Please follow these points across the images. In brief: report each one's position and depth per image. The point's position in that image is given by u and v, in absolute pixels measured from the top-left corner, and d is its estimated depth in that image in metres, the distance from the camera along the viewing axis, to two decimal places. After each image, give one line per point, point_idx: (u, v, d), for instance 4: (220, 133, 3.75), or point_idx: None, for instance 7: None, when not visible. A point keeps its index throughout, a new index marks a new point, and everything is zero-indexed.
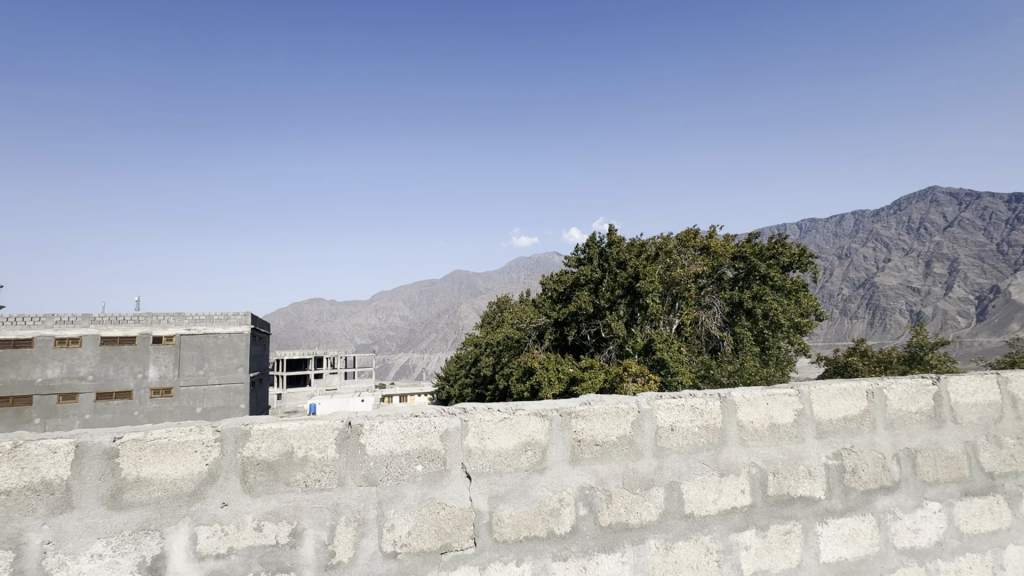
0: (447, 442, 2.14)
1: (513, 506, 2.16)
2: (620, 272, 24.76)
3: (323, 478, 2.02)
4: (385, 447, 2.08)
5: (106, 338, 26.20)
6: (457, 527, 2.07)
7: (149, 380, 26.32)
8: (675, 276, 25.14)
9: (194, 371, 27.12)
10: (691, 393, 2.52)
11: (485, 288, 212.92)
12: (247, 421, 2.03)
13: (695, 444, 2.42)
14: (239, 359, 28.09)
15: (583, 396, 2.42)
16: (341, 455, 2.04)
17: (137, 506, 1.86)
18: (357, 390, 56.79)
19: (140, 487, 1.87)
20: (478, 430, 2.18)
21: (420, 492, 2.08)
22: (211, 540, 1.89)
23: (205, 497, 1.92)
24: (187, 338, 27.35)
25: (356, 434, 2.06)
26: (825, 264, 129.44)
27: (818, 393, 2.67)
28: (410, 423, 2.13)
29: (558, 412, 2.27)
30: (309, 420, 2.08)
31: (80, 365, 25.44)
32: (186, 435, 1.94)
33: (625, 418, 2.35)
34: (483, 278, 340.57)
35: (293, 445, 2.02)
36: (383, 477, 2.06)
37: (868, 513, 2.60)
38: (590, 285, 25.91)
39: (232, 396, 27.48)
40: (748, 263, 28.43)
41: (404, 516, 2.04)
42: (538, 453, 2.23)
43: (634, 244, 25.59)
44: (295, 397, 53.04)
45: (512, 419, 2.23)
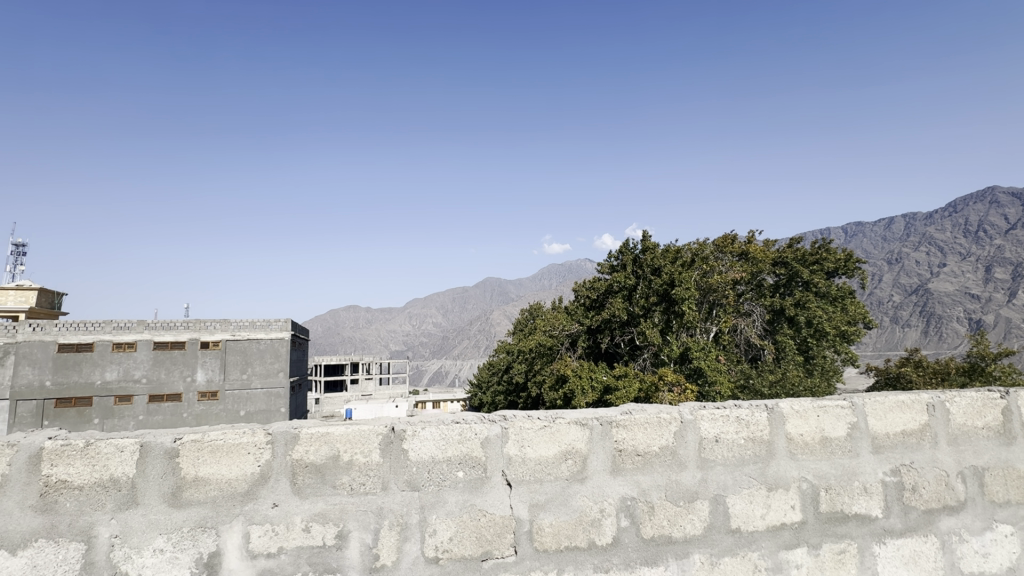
0: (488, 448, 2.15)
1: (553, 515, 2.14)
2: (654, 279, 24.36)
3: (368, 482, 2.06)
4: (427, 453, 2.11)
5: (158, 342, 27.47)
6: (498, 535, 2.08)
7: (197, 384, 27.61)
8: (712, 283, 24.56)
9: (238, 375, 28.29)
10: (735, 403, 2.45)
11: (517, 296, 213.04)
12: (296, 425, 2.11)
13: (740, 456, 2.35)
14: (280, 365, 29.20)
15: (624, 406, 2.38)
16: (386, 460, 2.09)
17: (195, 504, 1.95)
18: (392, 396, 57.74)
19: (198, 486, 1.97)
20: (518, 438, 2.18)
21: (462, 498, 2.10)
22: (262, 539, 1.96)
23: (258, 498, 1.99)
24: (233, 343, 28.55)
25: (399, 439, 2.10)
26: (873, 270, 123.33)
27: (873, 406, 2.55)
28: (452, 430, 2.15)
29: (598, 421, 2.26)
30: (354, 424, 2.14)
31: (135, 368, 26.85)
32: (240, 437, 2.03)
33: (667, 428, 2.30)
34: (515, 286, 341.30)
35: (339, 448, 2.08)
36: (426, 482, 2.09)
37: (930, 534, 2.45)
38: (623, 292, 25.53)
39: (274, 399, 28.77)
40: (789, 269, 27.44)
41: (445, 521, 2.06)
42: (578, 462, 2.21)
43: (669, 251, 25.20)
44: (332, 402, 54.35)
45: (552, 427, 2.23)
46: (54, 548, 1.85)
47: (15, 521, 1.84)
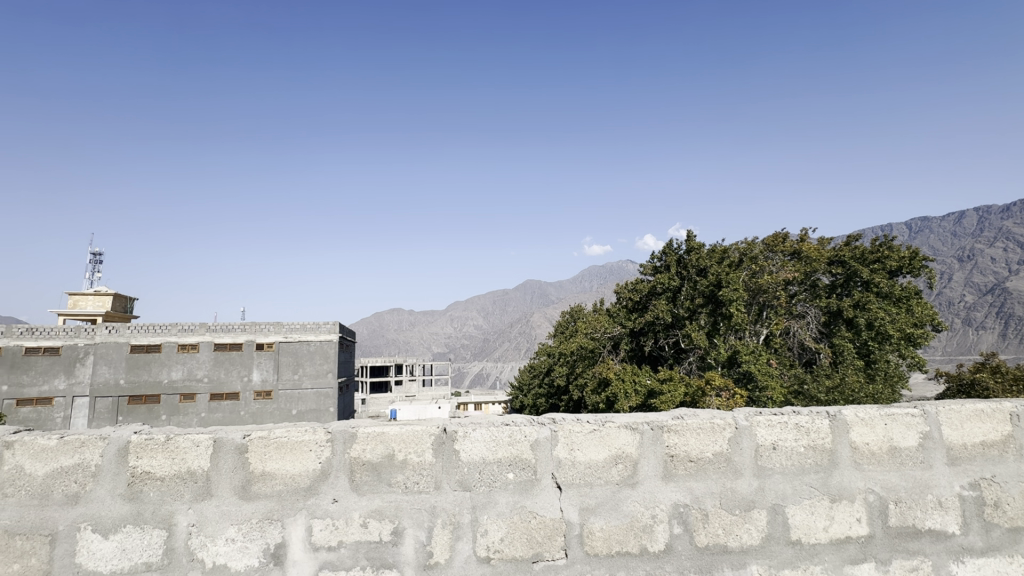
0: (538, 451, 2.17)
1: (604, 519, 2.13)
2: (700, 280, 23.70)
3: (421, 480, 2.12)
4: (478, 454, 2.15)
5: (218, 344, 29.13)
6: (548, 538, 2.09)
7: (253, 384, 29.10)
8: (762, 284, 23.69)
9: (290, 375, 29.67)
10: (794, 410, 2.36)
11: (557, 298, 212.13)
12: (354, 424, 2.20)
13: (801, 465, 2.26)
14: (328, 366, 30.37)
15: (676, 411, 2.34)
16: (438, 460, 2.14)
17: (263, 496, 2.07)
18: (434, 397, 58.77)
19: (266, 480, 2.09)
20: (567, 441, 2.19)
21: (512, 500, 2.12)
22: (324, 533, 2.05)
23: (319, 492, 2.09)
24: (285, 345, 29.96)
25: (450, 440, 2.15)
26: (941, 267, 114.82)
27: (948, 415, 2.38)
28: (502, 432, 2.18)
29: (649, 426, 2.22)
30: (407, 425, 2.21)
31: (198, 368, 28.58)
32: (303, 435, 2.14)
33: (721, 435, 2.24)
34: (556, 288, 340.16)
35: (394, 447, 2.15)
36: (477, 482, 2.13)
37: (1016, 555, 2.27)
38: (667, 293, 25.06)
39: (323, 399, 29.94)
40: (847, 269, 25.99)
41: (497, 522, 2.09)
42: (629, 467, 2.19)
43: (715, 251, 24.52)
44: (377, 402, 55.87)
45: (601, 431, 2.21)
46: (140, 534, 2.00)
47: (108, 508, 2.01)
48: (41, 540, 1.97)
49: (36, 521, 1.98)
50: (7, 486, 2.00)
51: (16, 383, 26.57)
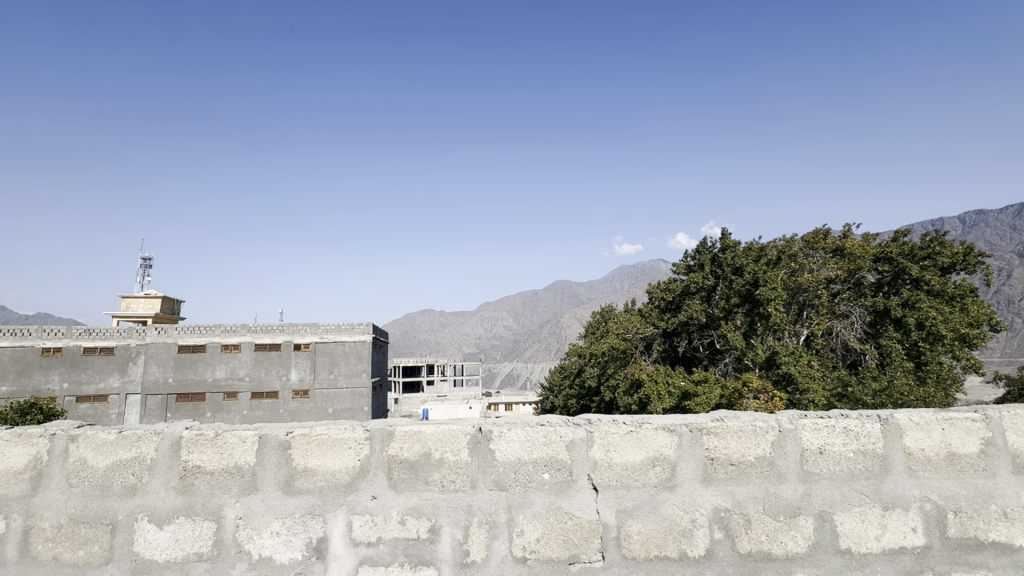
0: (573, 451, 2.15)
1: (642, 522, 2.10)
2: (736, 278, 23.11)
3: (457, 479, 2.14)
4: (513, 454, 2.15)
5: (259, 345, 30.22)
6: (585, 540, 2.07)
7: (291, 383, 30.08)
8: (802, 282, 22.93)
9: (326, 375, 30.54)
10: (842, 413, 2.26)
11: (588, 299, 210.51)
12: (391, 423, 2.24)
13: (850, 471, 2.16)
14: (362, 366, 31.08)
15: (715, 413, 2.28)
16: (473, 459, 2.16)
17: (305, 492, 2.13)
18: (466, 397, 59.26)
19: (307, 477, 2.15)
20: (603, 442, 2.16)
21: (548, 500, 2.11)
22: (363, 529, 2.09)
23: (359, 489, 2.14)
24: (321, 345, 30.88)
25: (486, 440, 2.16)
26: (1000, 264, 107.81)
27: (1012, 420, 2.24)
28: (537, 432, 2.17)
29: (687, 428, 2.18)
30: (443, 424, 2.23)
31: (240, 367, 29.74)
32: (342, 432, 2.19)
33: (764, 437, 2.17)
34: (586, 288, 337.75)
35: (430, 446, 2.18)
36: (512, 482, 2.13)
37: None
38: (701, 293, 24.56)
39: (358, 399, 30.65)
40: (895, 265, 24.71)
41: (532, 522, 2.09)
42: (667, 469, 2.15)
43: (751, 249, 23.92)
44: (410, 402, 56.74)
45: (638, 433, 2.18)
46: (191, 526, 2.09)
47: (162, 499, 2.12)
48: (102, 529, 2.08)
49: (98, 510, 2.10)
50: (71, 477, 2.12)
51: (75, 381, 28.15)
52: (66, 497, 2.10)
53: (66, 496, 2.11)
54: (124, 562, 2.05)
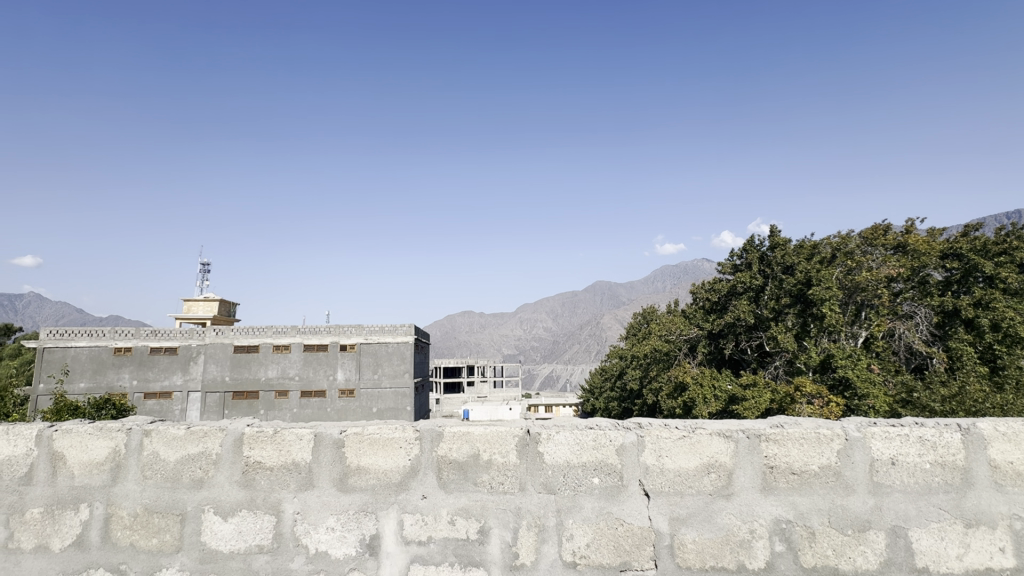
0: (624, 456, 2.10)
1: (696, 531, 2.02)
2: (787, 278, 22.17)
3: (506, 481, 2.14)
4: (562, 456, 2.13)
5: (308, 345, 31.46)
6: (637, 546, 2.02)
7: (338, 382, 31.18)
8: (859, 281, 21.73)
9: (370, 375, 31.45)
10: (916, 421, 2.11)
11: (628, 300, 207.15)
12: (439, 424, 2.27)
13: (926, 484, 2.01)
14: (405, 366, 31.85)
15: (774, 419, 2.18)
16: (522, 462, 2.15)
17: (358, 489, 2.19)
18: (506, 398, 59.57)
19: (360, 475, 2.20)
20: (655, 447, 2.10)
21: (598, 505, 2.07)
22: (414, 527, 2.12)
23: (409, 488, 2.17)
24: (366, 346, 31.90)
25: (534, 442, 2.15)
26: None
27: None
28: (586, 435, 2.14)
29: (745, 434, 2.09)
30: (492, 425, 2.24)
31: (290, 367, 31.05)
32: (393, 432, 2.24)
33: (829, 445, 2.05)
34: (626, 289, 332.61)
35: (479, 447, 2.18)
36: (561, 486, 2.11)
37: None
38: (749, 293, 23.72)
39: (401, 398, 31.40)
40: (965, 262, 22.88)
41: (582, 527, 2.06)
42: (723, 477, 2.06)
43: (803, 246, 22.94)
44: (451, 402, 57.58)
45: (692, 437, 2.11)
46: (253, 519, 2.19)
47: (226, 493, 2.22)
48: (173, 519, 2.21)
49: (170, 501, 2.23)
50: (146, 470, 2.26)
51: (143, 378, 30.09)
52: (141, 488, 2.24)
53: (141, 487, 2.25)
54: (192, 551, 2.17)
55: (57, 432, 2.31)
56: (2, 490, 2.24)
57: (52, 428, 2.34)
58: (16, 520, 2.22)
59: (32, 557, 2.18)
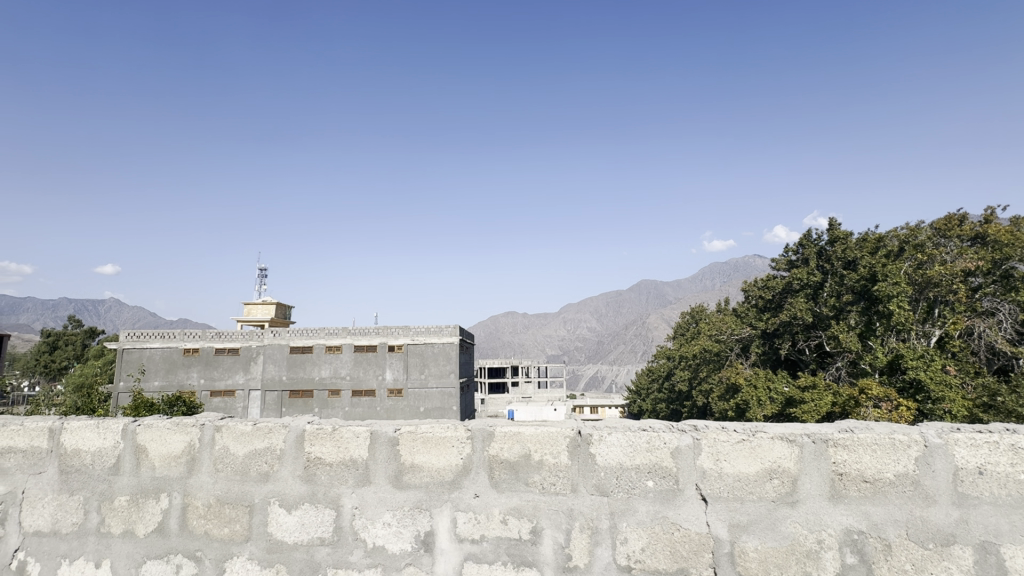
0: (679, 459, 2.05)
1: (759, 539, 1.94)
2: (849, 273, 20.96)
3: (558, 482, 2.13)
4: (614, 459, 2.09)
5: (358, 346, 32.63)
6: (695, 553, 1.96)
7: (387, 382, 32.15)
8: (931, 275, 20.22)
9: (417, 375, 32.24)
10: (1008, 428, 1.92)
11: (675, 299, 202.00)
12: (491, 424, 2.29)
13: (1018, 497, 1.84)
14: (451, 366, 32.43)
15: (843, 424, 2.05)
16: (574, 463, 2.13)
17: (413, 487, 2.24)
18: (550, 399, 59.52)
19: (414, 472, 2.25)
20: (713, 451, 2.03)
21: (653, 509, 2.03)
22: (467, 526, 2.15)
23: (462, 486, 2.20)
24: (413, 346, 32.73)
25: (585, 443, 2.13)
26: None
27: None
28: (640, 437, 2.10)
29: (810, 438, 1.98)
30: (542, 426, 2.24)
31: (342, 367, 32.27)
32: (446, 431, 2.28)
33: (905, 452, 1.91)
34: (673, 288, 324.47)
35: (530, 447, 2.19)
36: (615, 488, 2.07)
37: None
38: (806, 290, 22.62)
39: (447, 398, 31.99)
40: None
41: (637, 531, 2.01)
42: (787, 483, 1.97)
43: (867, 240, 21.65)
44: (496, 402, 58.14)
45: (752, 442, 2.02)
46: (315, 512, 2.29)
47: (290, 487, 2.33)
48: (242, 510, 2.34)
49: (239, 493, 2.36)
50: (218, 462, 2.41)
51: (209, 377, 32.09)
52: (214, 480, 2.39)
53: (214, 479, 2.39)
54: (260, 541, 2.29)
55: (140, 426, 2.49)
56: (93, 479, 2.45)
57: (135, 422, 2.53)
58: (107, 506, 2.42)
59: (121, 541, 2.37)
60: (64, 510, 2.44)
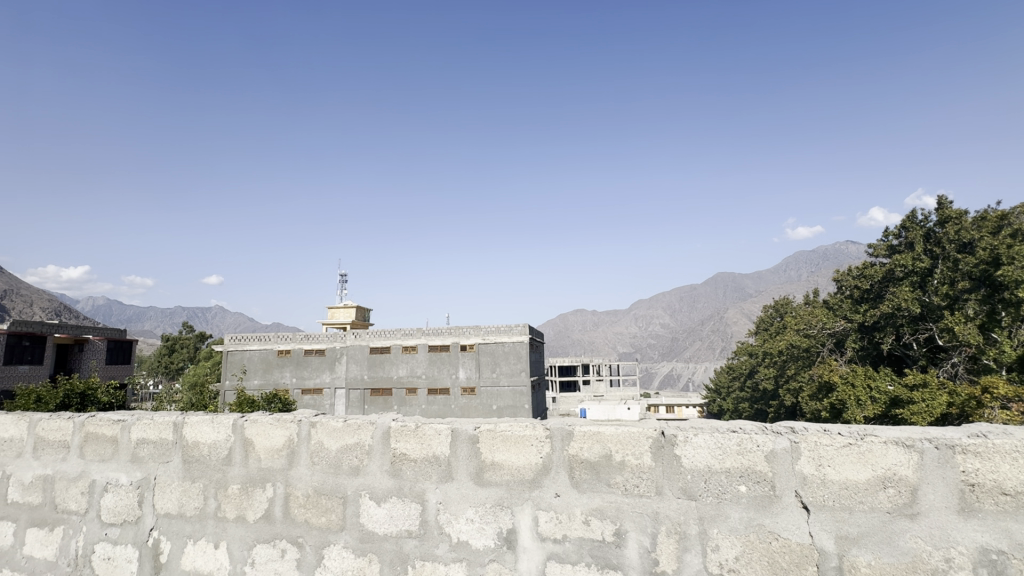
0: (775, 464, 1.90)
1: (871, 554, 1.76)
2: (964, 257, 18.72)
3: (641, 484, 2.06)
4: (702, 461, 1.99)
5: (432, 346, 33.83)
6: (796, 565, 1.82)
7: (460, 380, 33.08)
8: None
9: (489, 373, 32.88)
10: None
11: (756, 292, 189.90)
12: (570, 422, 2.27)
13: None
14: (521, 365, 32.73)
15: (973, 426, 1.81)
16: (658, 464, 2.05)
17: (494, 484, 2.26)
18: (623, 398, 58.25)
19: (495, 470, 2.28)
20: (814, 455, 1.87)
21: (746, 515, 1.90)
22: (550, 524, 2.14)
23: (543, 485, 2.20)
24: (484, 346, 33.42)
25: (670, 445, 2.04)
26: None
27: None
28: (729, 439, 1.98)
29: (931, 443, 1.77)
30: (623, 425, 2.17)
31: (418, 366, 33.61)
32: (525, 430, 2.29)
33: None
34: (752, 280, 305.38)
35: (611, 448, 2.13)
36: (703, 492, 1.97)
37: None
38: (912, 278, 20.39)
39: (519, 397, 32.32)
40: None
41: (730, 538, 1.90)
42: (905, 493, 1.77)
43: (986, 219, 19.28)
44: (567, 402, 57.84)
45: (860, 447, 1.83)
46: (402, 505, 2.38)
47: (378, 481, 2.45)
48: (337, 501, 2.50)
49: (334, 484, 2.52)
50: (314, 456, 2.59)
51: (300, 376, 34.67)
52: (311, 471, 2.57)
53: (311, 471, 2.57)
54: (354, 531, 2.43)
55: (248, 422, 2.74)
56: (210, 470, 2.72)
57: (243, 418, 2.78)
58: (222, 493, 2.68)
59: (235, 525, 2.61)
60: (188, 495, 2.73)
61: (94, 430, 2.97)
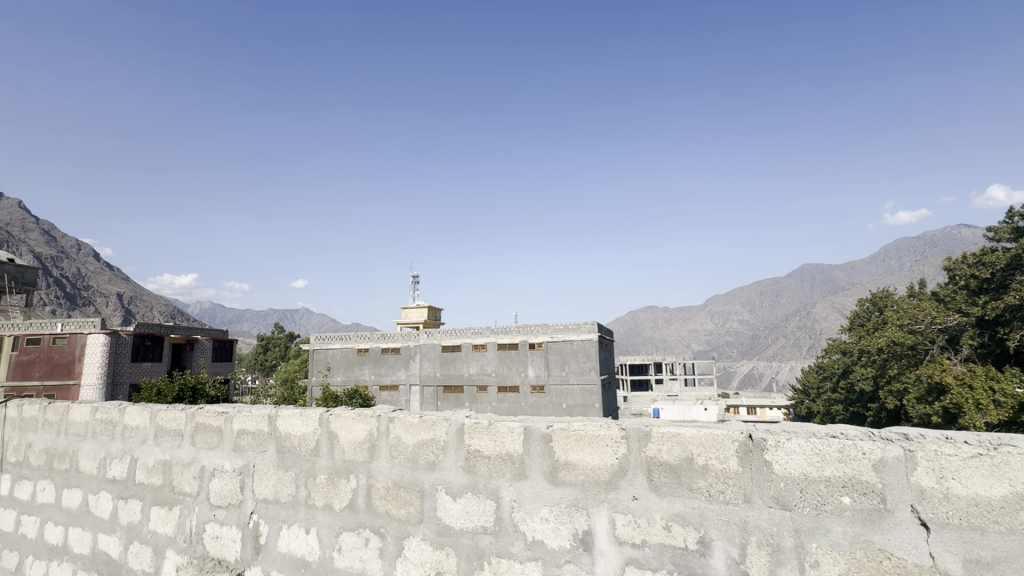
0: (884, 473, 1.70)
1: None
2: None
3: (727, 490, 1.93)
4: (796, 468, 1.82)
5: (501, 344, 34.30)
6: None
7: (530, 378, 33.29)
8: None
9: (558, 372, 32.78)
10: None
11: (849, 285, 173.78)
12: (647, 423, 2.17)
13: None
14: (591, 363, 32.33)
15: None
16: (746, 470, 1.90)
17: (569, 484, 2.22)
18: (700, 398, 55.64)
19: (569, 470, 2.23)
20: (932, 464, 1.65)
21: (850, 530, 1.72)
22: (627, 528, 2.07)
23: (619, 487, 2.12)
24: (553, 344, 33.33)
25: (759, 449, 1.89)
26: None
27: None
28: (829, 445, 1.79)
29: None
30: (706, 428, 2.05)
31: (487, 365, 34.20)
32: (599, 430, 2.23)
33: None
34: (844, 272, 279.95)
35: (693, 451, 2.01)
36: (799, 502, 1.80)
37: None
38: None
39: (589, 395, 31.95)
40: None
41: (832, 553, 1.73)
42: None
43: None
44: (639, 402, 56.31)
45: (990, 457, 1.59)
46: (477, 501, 2.41)
47: (454, 476, 2.50)
48: (414, 494, 2.58)
49: (411, 478, 2.60)
50: (392, 450, 2.68)
51: (377, 374, 36.46)
52: (391, 464, 2.68)
53: (390, 464, 2.67)
54: (431, 524, 2.49)
55: (332, 416, 2.91)
56: (300, 459, 2.92)
57: (328, 412, 2.96)
58: (312, 481, 2.86)
59: (323, 512, 2.78)
60: (282, 483, 2.94)
61: (203, 420, 3.29)
